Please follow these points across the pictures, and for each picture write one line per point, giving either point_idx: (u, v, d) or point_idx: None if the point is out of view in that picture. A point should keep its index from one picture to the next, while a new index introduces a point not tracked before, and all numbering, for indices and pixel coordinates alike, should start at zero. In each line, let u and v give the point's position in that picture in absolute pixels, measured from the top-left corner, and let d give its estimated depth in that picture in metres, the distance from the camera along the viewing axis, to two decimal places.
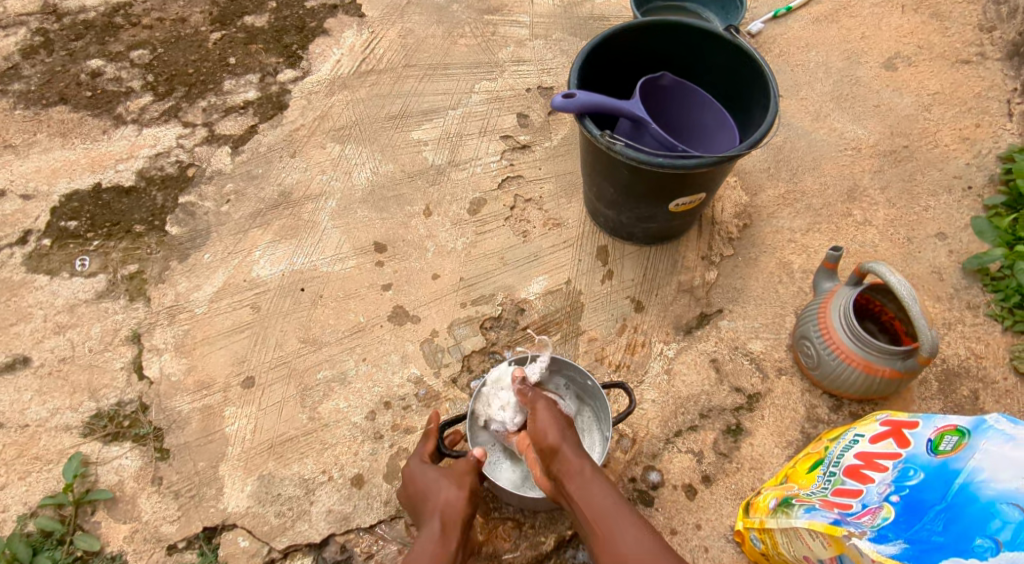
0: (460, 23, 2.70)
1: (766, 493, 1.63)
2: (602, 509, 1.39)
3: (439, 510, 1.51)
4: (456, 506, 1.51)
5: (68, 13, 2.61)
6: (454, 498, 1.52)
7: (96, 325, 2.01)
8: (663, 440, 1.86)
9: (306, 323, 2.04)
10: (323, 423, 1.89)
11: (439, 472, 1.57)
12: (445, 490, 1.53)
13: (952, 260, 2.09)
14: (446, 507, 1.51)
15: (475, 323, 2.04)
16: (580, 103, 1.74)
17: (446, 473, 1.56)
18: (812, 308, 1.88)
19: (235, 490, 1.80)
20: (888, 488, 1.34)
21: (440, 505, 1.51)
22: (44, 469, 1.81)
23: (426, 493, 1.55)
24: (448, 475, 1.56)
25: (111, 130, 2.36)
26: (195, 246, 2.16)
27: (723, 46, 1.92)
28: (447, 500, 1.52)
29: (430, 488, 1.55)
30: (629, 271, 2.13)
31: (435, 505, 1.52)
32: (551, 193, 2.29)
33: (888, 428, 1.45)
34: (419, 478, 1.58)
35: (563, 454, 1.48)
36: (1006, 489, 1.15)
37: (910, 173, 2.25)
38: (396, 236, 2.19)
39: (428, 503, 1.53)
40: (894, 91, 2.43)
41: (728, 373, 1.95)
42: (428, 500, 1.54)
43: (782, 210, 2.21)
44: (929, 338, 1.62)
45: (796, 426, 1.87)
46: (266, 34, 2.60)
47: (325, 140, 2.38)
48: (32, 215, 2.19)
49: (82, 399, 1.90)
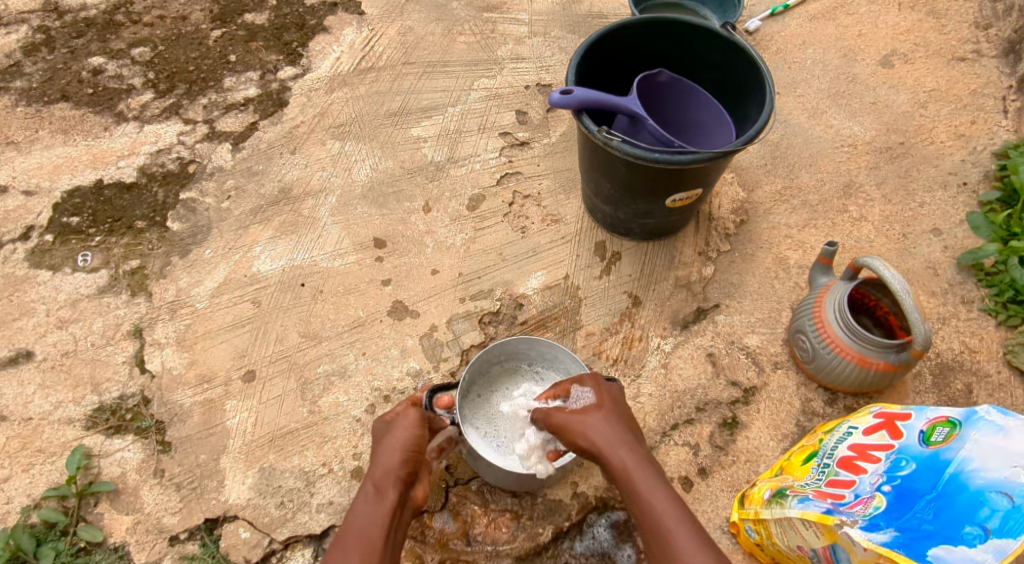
0: (459, 21, 2.71)
1: (761, 484, 1.65)
2: (645, 488, 1.35)
3: (377, 468, 1.43)
4: (393, 468, 1.42)
5: (69, 11, 2.63)
6: (395, 456, 1.44)
7: (98, 320, 2.03)
8: (660, 433, 1.88)
9: (306, 317, 2.05)
10: (323, 416, 1.91)
11: (389, 423, 1.51)
12: (388, 448, 1.46)
13: (947, 255, 2.11)
14: (382, 467, 1.43)
15: (474, 318, 2.06)
16: (578, 99, 1.75)
17: (394, 429, 1.49)
18: (807, 302, 1.89)
19: (237, 482, 1.82)
20: (881, 478, 1.36)
21: (377, 463, 1.44)
22: (47, 461, 1.83)
23: (376, 445, 1.49)
24: (396, 430, 1.49)
25: (113, 127, 2.38)
26: (196, 241, 2.17)
27: (720, 44, 1.94)
28: (386, 464, 1.43)
29: (380, 442, 1.49)
30: (627, 266, 2.15)
31: (376, 460, 1.45)
32: (549, 190, 2.31)
33: (882, 420, 1.47)
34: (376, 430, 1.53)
35: (609, 431, 1.43)
36: (995, 479, 1.17)
37: (906, 170, 2.27)
38: (396, 232, 2.21)
39: (374, 455, 1.47)
40: (890, 88, 2.45)
41: (724, 367, 1.97)
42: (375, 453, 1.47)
43: (779, 206, 2.23)
44: (923, 332, 1.63)
45: (792, 420, 1.89)
46: (267, 32, 2.62)
47: (325, 137, 2.40)
48: (34, 211, 2.21)
49: (85, 392, 1.92)
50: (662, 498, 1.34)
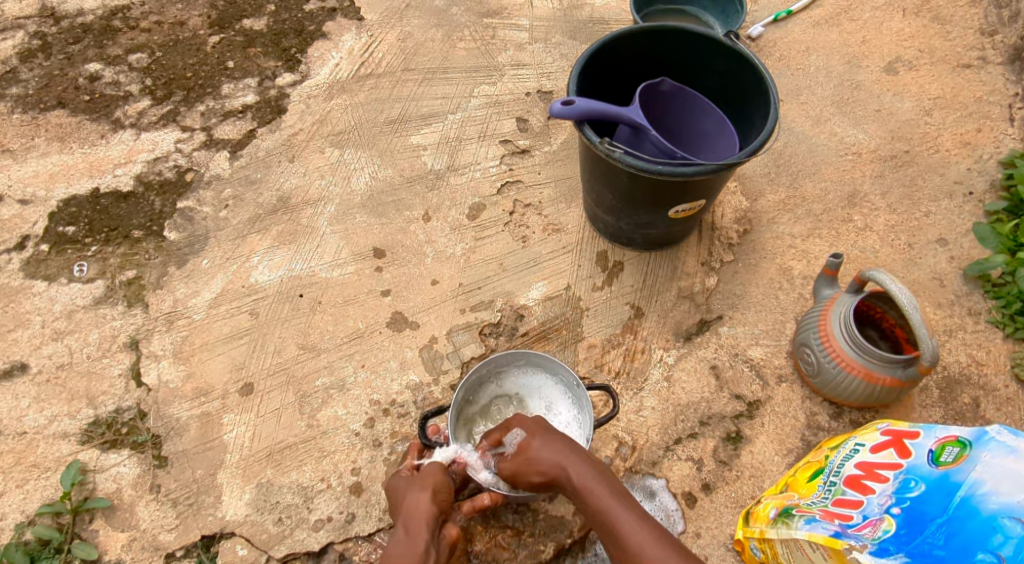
0: (459, 26, 2.69)
1: (766, 502, 1.62)
2: (601, 503, 1.36)
3: (407, 513, 1.40)
4: (423, 507, 1.41)
5: (66, 16, 2.60)
6: (426, 496, 1.43)
7: (94, 331, 2.00)
8: (663, 448, 1.85)
9: (305, 329, 2.03)
10: (321, 430, 1.88)
11: (408, 480, 1.51)
12: (413, 494, 1.45)
13: (953, 266, 2.09)
14: (414, 508, 1.41)
15: (475, 329, 2.04)
16: (580, 111, 1.73)
17: (414, 481, 1.48)
18: (812, 315, 1.87)
19: (234, 498, 1.79)
20: (889, 500, 1.34)
21: (408, 507, 1.42)
22: (42, 476, 1.80)
23: (398, 500, 1.48)
24: (415, 481, 1.49)
25: (109, 134, 2.36)
26: (194, 251, 2.15)
27: (724, 52, 1.91)
28: (413, 503, 1.43)
29: (402, 494, 1.48)
30: (629, 277, 2.12)
31: (405, 507, 1.43)
32: (550, 198, 2.28)
33: (889, 438, 1.44)
34: (395, 490, 1.52)
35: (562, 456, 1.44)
36: (1007, 503, 1.14)
37: (911, 179, 2.25)
38: (395, 242, 2.18)
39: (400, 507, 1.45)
40: (895, 96, 2.42)
41: (728, 380, 1.94)
42: (400, 504, 1.46)
43: (783, 216, 2.20)
44: (930, 347, 1.61)
45: (797, 434, 1.86)
46: (265, 37, 2.60)
47: (323, 145, 2.38)
48: (30, 220, 2.19)
49: (80, 406, 1.89)
50: (611, 505, 1.36)
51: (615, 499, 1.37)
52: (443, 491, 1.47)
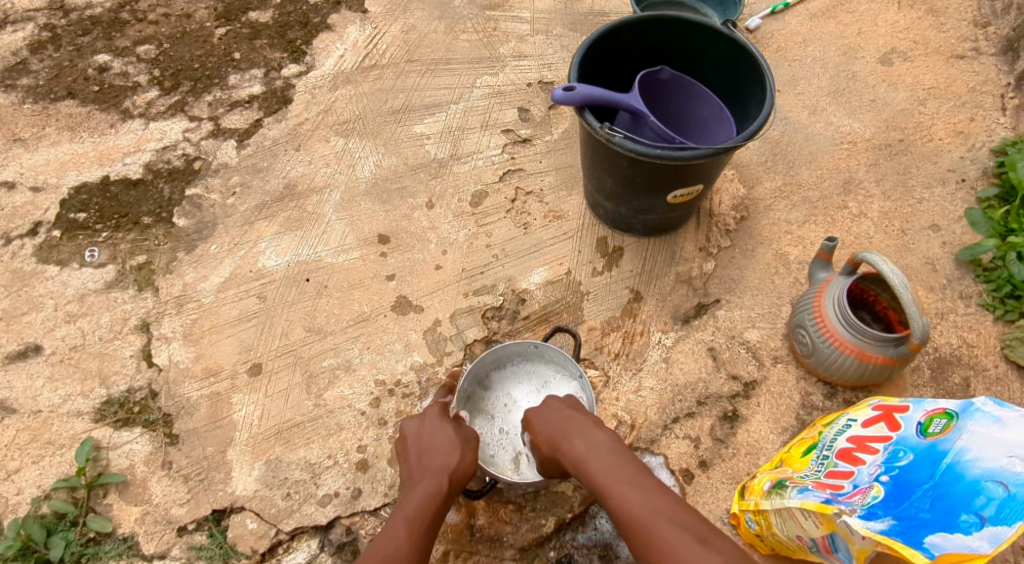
0: (462, 19, 2.73)
1: (761, 476, 1.67)
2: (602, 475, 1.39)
3: (450, 471, 1.50)
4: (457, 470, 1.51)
5: (75, 9, 2.65)
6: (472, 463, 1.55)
7: (106, 314, 2.05)
8: (661, 426, 1.90)
9: (311, 312, 2.08)
10: (328, 409, 1.93)
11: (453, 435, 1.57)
12: (459, 454, 1.54)
13: (945, 251, 2.13)
14: (455, 470, 1.51)
15: (477, 312, 2.08)
16: (580, 96, 1.77)
17: (459, 437, 1.57)
18: (807, 297, 1.91)
19: (244, 474, 1.84)
20: (879, 469, 1.38)
21: (449, 466, 1.51)
22: (57, 453, 1.85)
23: (433, 450, 1.55)
24: (462, 440, 1.57)
25: (119, 124, 2.40)
26: (202, 237, 2.20)
27: (721, 41, 1.96)
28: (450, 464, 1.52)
29: (439, 447, 1.55)
30: (628, 262, 2.17)
31: (443, 463, 1.51)
32: (551, 186, 2.33)
33: (880, 412, 1.49)
34: (427, 441, 1.57)
35: (566, 431, 1.50)
36: (990, 467, 1.20)
37: (905, 167, 2.29)
38: (400, 228, 2.23)
39: (437, 458, 1.52)
40: (890, 86, 2.47)
41: (725, 362, 1.99)
42: (434, 457, 1.53)
43: (779, 203, 2.25)
44: (921, 326, 1.65)
45: (792, 413, 1.91)
46: (271, 29, 2.64)
47: (328, 135, 2.42)
48: (42, 207, 2.23)
49: (93, 386, 1.94)
50: (615, 477, 1.37)
51: (618, 471, 1.38)
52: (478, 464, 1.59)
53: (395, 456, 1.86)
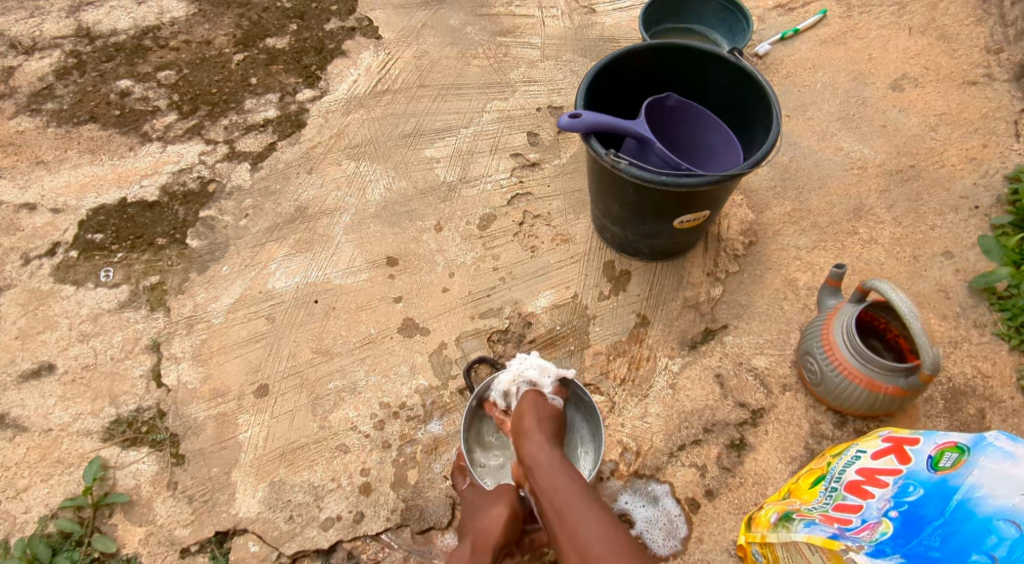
0: (473, 45, 2.77)
1: (768, 507, 1.64)
2: (565, 498, 1.42)
3: (482, 528, 1.54)
4: (496, 529, 1.53)
5: (100, 36, 2.73)
6: (504, 518, 1.55)
7: (118, 334, 2.08)
8: (667, 454, 1.88)
9: (318, 334, 2.09)
10: (333, 431, 1.93)
11: (489, 495, 1.63)
12: (490, 511, 1.57)
13: (958, 278, 2.10)
14: (486, 528, 1.54)
15: (483, 336, 2.09)
16: (586, 123, 1.79)
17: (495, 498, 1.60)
18: (816, 324, 1.88)
19: (247, 496, 1.85)
20: (887, 504, 1.35)
21: (481, 525, 1.55)
22: (66, 471, 1.87)
23: (472, 515, 1.61)
24: (499, 494, 1.61)
25: (137, 147, 2.46)
26: (214, 258, 2.23)
27: (729, 68, 1.96)
28: (489, 520, 1.55)
29: (477, 511, 1.61)
30: (635, 286, 2.16)
31: (478, 524, 1.56)
32: (559, 210, 2.34)
33: (889, 444, 1.45)
34: (478, 499, 1.65)
35: (542, 455, 1.53)
36: (1003, 505, 1.16)
37: (917, 193, 2.27)
38: (408, 251, 2.25)
39: (474, 521, 1.58)
40: (901, 112, 2.45)
41: (732, 389, 1.97)
42: (472, 520, 1.59)
43: (788, 228, 2.23)
44: (931, 357, 1.62)
45: (801, 442, 1.88)
46: (287, 56, 2.70)
47: (340, 158, 2.46)
48: (60, 228, 2.28)
49: (103, 405, 1.97)
50: (575, 497, 1.42)
51: (580, 497, 1.42)
52: (520, 516, 1.58)
53: (398, 480, 1.86)
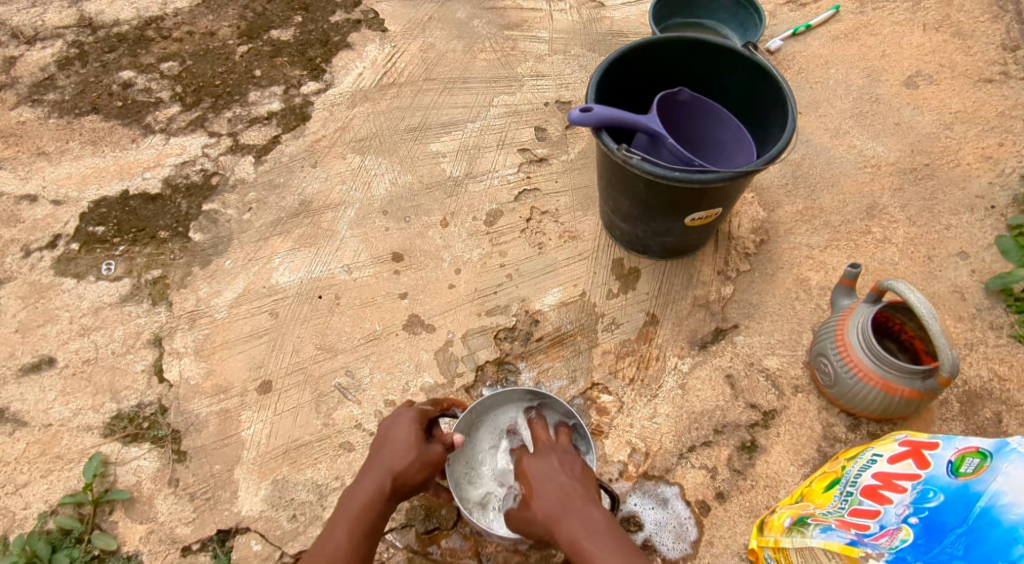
0: (480, 38, 2.74)
1: (782, 511, 1.61)
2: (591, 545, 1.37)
3: (394, 473, 1.49)
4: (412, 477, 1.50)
5: (103, 26, 2.69)
6: (421, 469, 1.51)
7: (120, 328, 2.05)
8: (677, 455, 1.85)
9: (322, 330, 2.06)
10: (337, 428, 1.91)
11: (411, 440, 1.53)
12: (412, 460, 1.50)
13: (974, 279, 2.07)
14: (401, 474, 1.49)
15: (490, 333, 2.05)
16: (597, 117, 1.75)
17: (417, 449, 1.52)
18: (829, 325, 1.85)
19: (250, 494, 1.82)
20: (907, 510, 1.31)
21: (396, 471, 1.49)
22: (65, 467, 1.84)
23: (388, 449, 1.52)
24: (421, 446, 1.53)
25: (140, 139, 2.42)
26: (217, 252, 2.20)
27: (743, 63, 1.93)
28: (404, 467, 1.49)
29: (395, 449, 1.52)
30: (644, 285, 2.13)
31: (390, 464, 1.49)
32: (567, 206, 2.30)
33: (907, 448, 1.40)
34: (393, 435, 1.54)
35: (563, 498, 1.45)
36: None
37: (932, 192, 2.23)
38: (414, 246, 2.22)
39: (386, 459, 1.50)
40: (915, 109, 2.42)
41: (743, 390, 1.93)
42: (386, 457, 1.51)
43: (800, 226, 2.20)
44: (950, 359, 1.58)
45: (813, 445, 1.85)
46: (291, 47, 2.66)
47: (345, 151, 2.42)
48: (62, 220, 2.25)
49: (104, 400, 1.94)
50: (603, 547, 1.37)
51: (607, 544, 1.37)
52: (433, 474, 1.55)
53: None
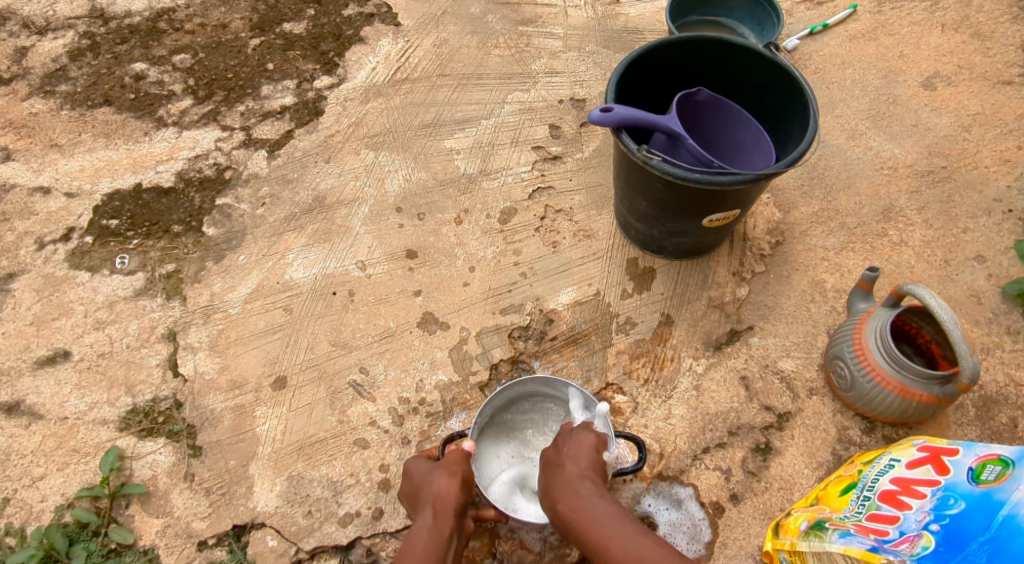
0: (494, 34, 2.72)
1: (797, 514, 1.61)
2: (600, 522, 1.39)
3: (434, 498, 1.50)
4: (450, 492, 1.50)
5: (114, 17, 2.68)
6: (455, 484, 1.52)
7: (134, 322, 2.06)
8: (691, 456, 1.85)
9: (337, 327, 2.06)
10: (351, 426, 1.91)
11: (433, 464, 1.59)
12: (441, 480, 1.53)
13: (991, 283, 2.06)
14: (441, 495, 1.50)
15: (504, 332, 2.05)
16: (618, 117, 1.74)
17: (441, 465, 1.57)
18: (846, 327, 1.84)
19: (265, 490, 1.83)
20: (927, 517, 1.31)
21: (434, 493, 1.50)
22: (82, 461, 1.85)
23: (420, 484, 1.55)
24: (443, 467, 1.56)
25: (153, 132, 2.42)
26: (231, 247, 2.20)
27: (765, 63, 1.91)
28: (440, 488, 1.51)
29: (425, 479, 1.56)
30: (659, 285, 2.13)
31: (428, 492, 1.51)
32: (581, 205, 2.30)
33: (927, 453, 1.41)
34: (417, 474, 1.58)
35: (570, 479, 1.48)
36: None
37: (949, 195, 2.22)
38: (428, 243, 2.21)
39: (424, 490, 1.53)
40: (933, 111, 2.41)
41: (758, 392, 1.93)
42: (423, 489, 1.54)
43: (816, 228, 2.20)
44: (970, 365, 1.58)
45: (827, 448, 1.85)
46: (304, 41, 2.65)
47: (359, 147, 2.42)
48: (75, 213, 2.24)
49: (119, 394, 1.94)
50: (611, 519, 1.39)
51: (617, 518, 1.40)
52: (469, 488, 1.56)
53: None
